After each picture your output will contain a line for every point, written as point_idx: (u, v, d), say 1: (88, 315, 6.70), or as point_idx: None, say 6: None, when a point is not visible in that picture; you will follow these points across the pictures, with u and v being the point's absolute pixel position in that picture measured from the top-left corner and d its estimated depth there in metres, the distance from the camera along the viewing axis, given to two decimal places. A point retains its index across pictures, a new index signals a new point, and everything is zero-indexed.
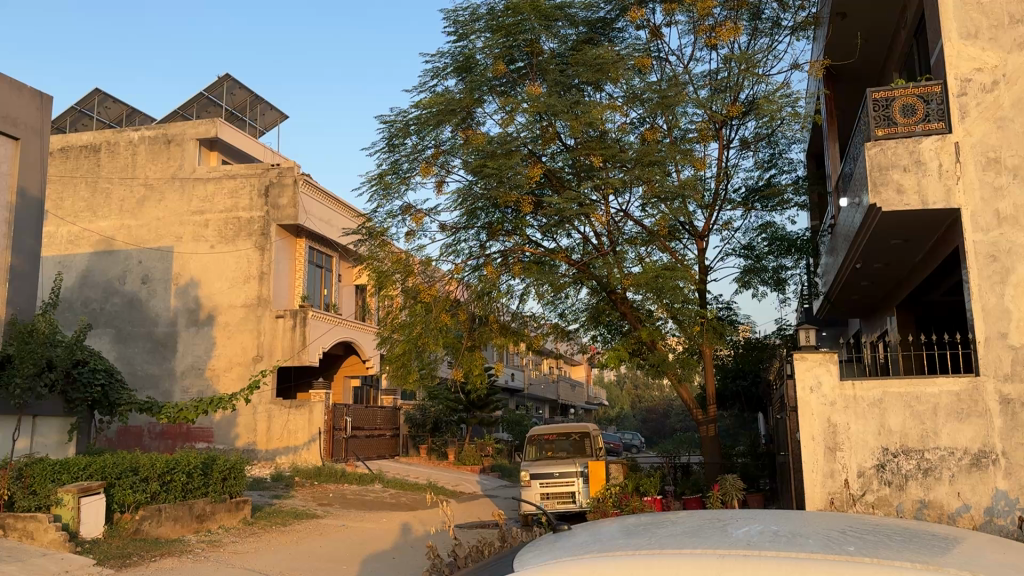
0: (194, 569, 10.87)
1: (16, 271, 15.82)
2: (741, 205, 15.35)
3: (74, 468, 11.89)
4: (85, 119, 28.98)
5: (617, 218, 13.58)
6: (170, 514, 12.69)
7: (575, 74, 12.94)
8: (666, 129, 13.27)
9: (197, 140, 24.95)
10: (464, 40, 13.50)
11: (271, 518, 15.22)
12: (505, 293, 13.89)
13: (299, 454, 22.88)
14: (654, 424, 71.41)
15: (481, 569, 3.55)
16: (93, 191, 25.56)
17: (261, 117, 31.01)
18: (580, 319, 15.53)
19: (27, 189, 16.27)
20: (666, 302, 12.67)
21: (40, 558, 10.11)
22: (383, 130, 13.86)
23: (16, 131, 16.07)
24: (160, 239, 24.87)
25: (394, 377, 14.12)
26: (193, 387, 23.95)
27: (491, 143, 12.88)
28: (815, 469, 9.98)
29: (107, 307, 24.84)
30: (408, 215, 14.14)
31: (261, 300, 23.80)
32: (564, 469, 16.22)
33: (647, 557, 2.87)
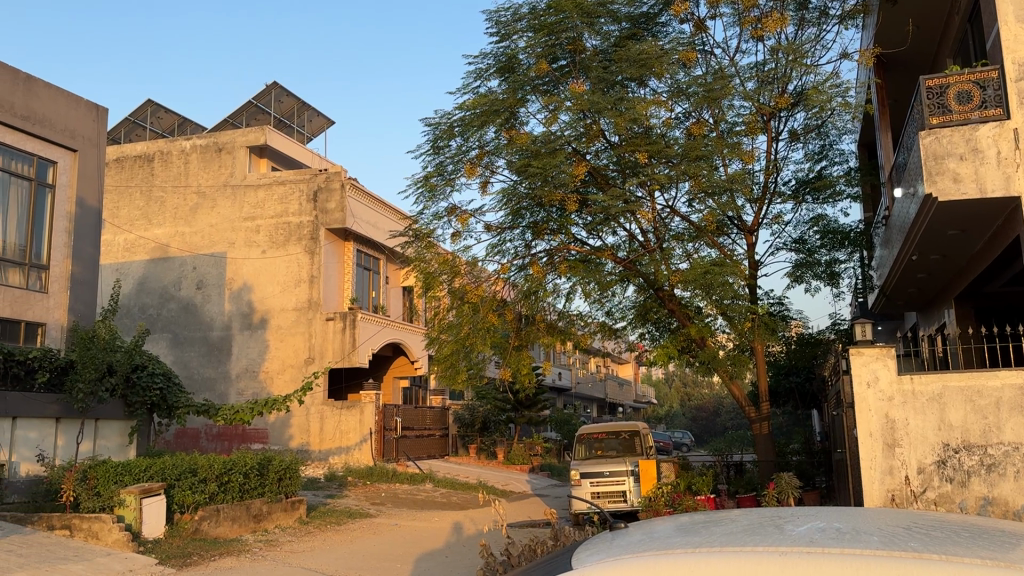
0: (253, 568, 11.06)
1: (77, 280, 16.36)
2: (791, 198, 15.12)
3: (136, 470, 12.23)
4: (139, 129, 29.79)
5: (664, 214, 13.46)
6: (228, 514, 12.97)
7: (619, 70, 12.84)
8: (713, 123, 13.14)
9: (247, 148, 25.47)
10: (506, 41, 13.54)
11: (326, 518, 15.43)
12: (551, 292, 13.87)
13: (352, 454, 23.17)
14: (704, 422, 70.70)
15: (537, 567, 3.54)
16: (147, 201, 26.22)
17: (309, 124, 31.42)
18: (627, 317, 15.48)
19: (86, 199, 16.77)
20: (715, 299, 12.56)
21: (105, 558, 10.38)
22: (428, 133, 13.93)
23: (74, 143, 16.56)
24: (213, 245, 25.41)
25: (443, 378, 14.23)
26: (248, 389, 24.41)
27: (535, 143, 12.84)
28: (873, 466, 9.79)
29: (164, 312, 25.49)
30: (454, 215, 14.20)
31: (312, 303, 24.17)
32: (615, 468, 16.12)
33: (708, 556, 2.84)
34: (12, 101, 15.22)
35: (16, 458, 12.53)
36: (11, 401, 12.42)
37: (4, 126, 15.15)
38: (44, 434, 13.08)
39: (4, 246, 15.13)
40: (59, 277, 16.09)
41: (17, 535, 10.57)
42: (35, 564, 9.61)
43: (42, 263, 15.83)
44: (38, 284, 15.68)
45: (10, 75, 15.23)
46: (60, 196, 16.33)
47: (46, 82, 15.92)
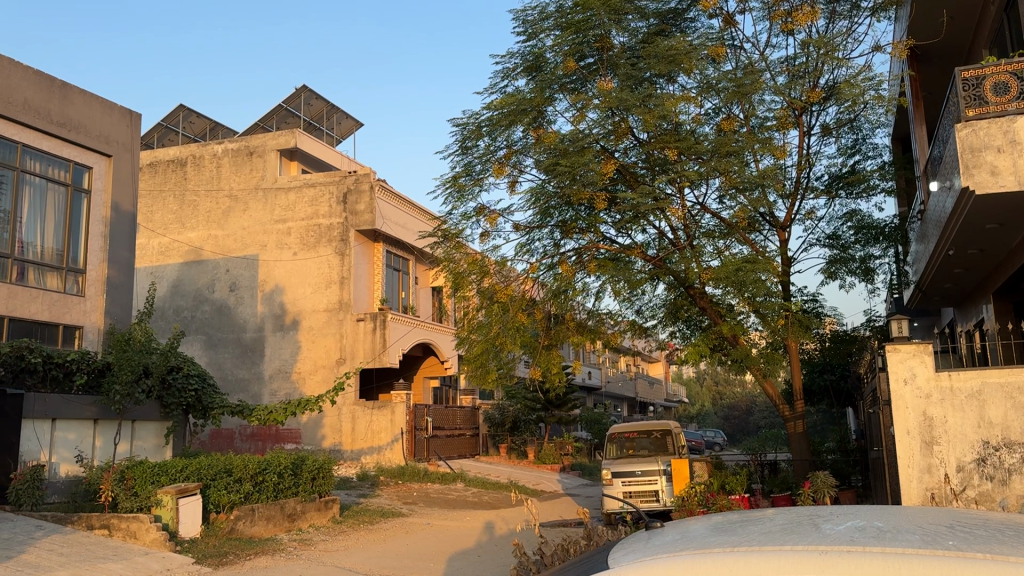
0: (288, 567, 11.16)
1: (113, 283, 16.62)
2: (824, 193, 14.94)
3: (172, 470, 12.38)
4: (171, 134, 30.21)
5: (694, 211, 13.35)
6: (263, 514, 13.11)
7: (646, 67, 12.76)
8: (743, 119, 13.02)
9: (277, 151, 25.72)
10: (533, 40, 13.52)
11: (359, 517, 15.52)
12: (581, 291, 13.81)
13: (383, 454, 23.30)
14: (736, 421, 70.11)
15: (571, 567, 3.52)
16: (180, 205, 26.56)
17: (338, 126, 31.63)
18: (657, 315, 15.39)
19: (120, 203, 17.03)
20: (748, 296, 12.42)
21: (143, 557, 10.53)
22: (456, 133, 13.95)
23: (109, 149, 16.81)
24: (245, 248, 25.68)
25: (473, 377, 14.25)
26: (281, 390, 24.63)
27: (563, 141, 12.78)
28: (911, 464, 9.62)
29: (198, 314, 25.82)
30: (482, 215, 14.21)
31: (342, 304, 24.34)
32: (647, 467, 16.03)
33: (745, 555, 2.80)
34: (48, 109, 15.54)
35: (55, 459, 12.72)
36: (50, 402, 12.60)
37: (40, 133, 15.46)
38: (82, 435, 13.26)
39: (42, 250, 15.43)
40: (95, 280, 16.36)
41: (58, 534, 10.78)
42: (76, 563, 9.78)
43: (79, 267, 16.11)
44: (75, 288, 15.96)
45: (46, 83, 15.56)
46: (96, 201, 16.60)
47: (81, 89, 16.20)
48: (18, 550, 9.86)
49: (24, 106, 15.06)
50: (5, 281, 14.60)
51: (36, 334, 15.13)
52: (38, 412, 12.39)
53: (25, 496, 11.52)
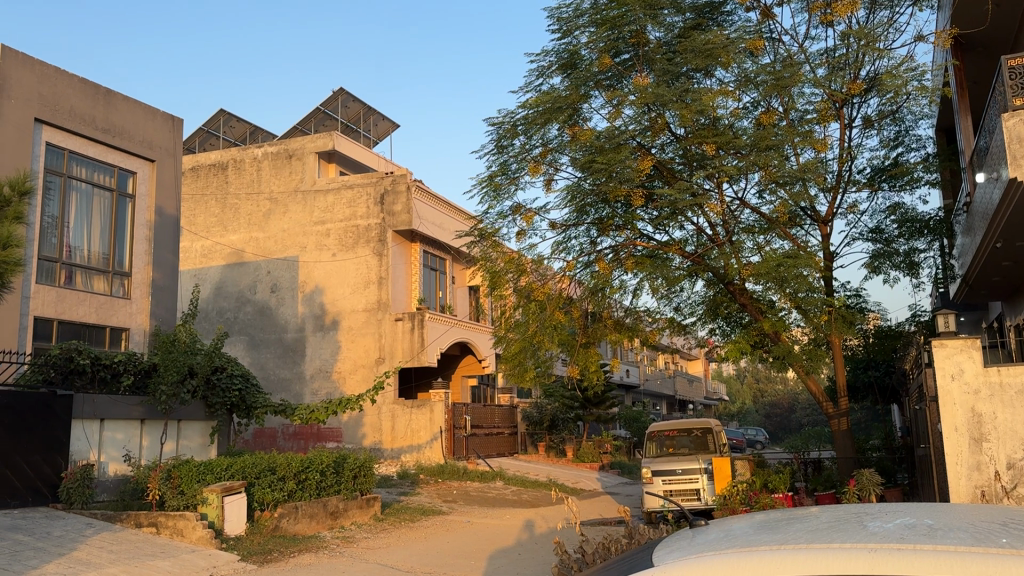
0: (330, 564, 11.28)
1: (158, 286, 16.96)
2: (866, 185, 14.69)
3: (217, 469, 12.59)
4: (213, 139, 30.72)
5: (733, 207, 13.22)
6: (306, 512, 13.28)
7: (683, 61, 12.65)
8: (783, 112, 12.84)
9: (316, 153, 26.01)
10: (568, 37, 13.50)
11: (400, 515, 15.66)
12: (618, 288, 13.74)
13: (423, 452, 23.46)
14: (778, 419, 69.28)
15: (614, 564, 3.51)
16: (222, 208, 27.00)
17: (375, 128, 31.91)
18: (697, 312, 15.29)
19: (164, 207, 17.36)
20: (789, 292, 12.28)
21: (190, 554, 10.74)
22: (492, 132, 13.97)
23: (152, 153, 17.14)
24: (285, 249, 26.02)
25: (511, 376, 14.27)
26: (322, 389, 24.92)
27: (598, 138, 12.74)
28: (959, 461, 9.40)
29: (241, 315, 26.24)
30: (518, 214, 14.22)
31: (381, 304, 24.54)
32: (687, 465, 15.96)
33: (793, 553, 2.77)
34: (93, 115, 15.91)
35: (104, 458, 13.00)
36: (98, 403, 12.86)
37: (86, 139, 15.83)
38: (129, 435, 13.53)
39: (89, 254, 15.79)
40: (140, 283, 16.70)
41: (107, 532, 11.04)
42: (125, 560, 10.00)
43: (124, 270, 16.45)
44: (121, 290, 16.32)
45: (91, 90, 15.93)
46: (140, 205, 16.95)
47: (125, 96, 16.55)
48: (69, 547, 10.12)
49: (69, 114, 15.45)
50: (53, 285, 14.97)
51: (84, 336, 15.53)
52: (87, 413, 12.67)
53: (76, 494, 11.92)
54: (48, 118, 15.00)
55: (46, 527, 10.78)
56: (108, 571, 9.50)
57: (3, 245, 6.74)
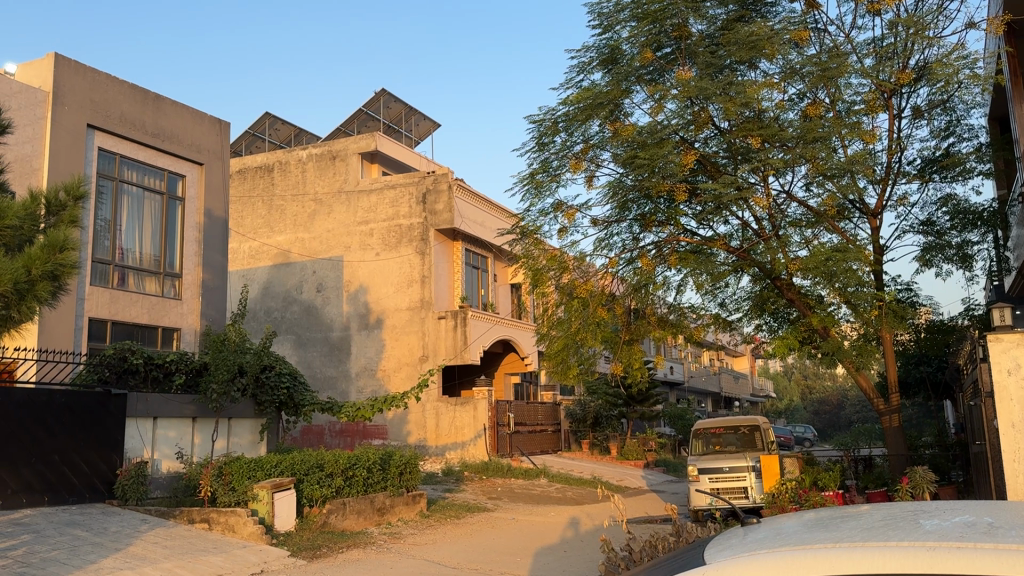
0: (378, 560, 11.40)
1: (208, 287, 17.32)
2: (917, 177, 14.37)
3: (267, 466, 12.83)
4: (258, 141, 31.25)
5: (780, 200, 13.05)
6: (353, 508, 13.45)
7: (727, 54, 12.53)
8: (829, 103, 12.64)
9: (359, 154, 26.31)
10: (609, 32, 13.43)
11: (446, 511, 15.77)
12: (661, 284, 13.66)
13: (467, 449, 23.62)
14: (827, 416, 68.18)
15: (665, 562, 3.50)
16: (269, 209, 27.43)
17: (416, 128, 32.14)
18: (742, 308, 15.10)
19: (213, 209, 17.71)
20: (838, 287, 12.09)
21: (242, 549, 10.96)
22: (533, 130, 13.97)
23: (200, 157, 17.50)
24: (330, 249, 26.35)
25: (554, 373, 14.26)
26: (367, 387, 25.19)
27: (640, 133, 12.67)
28: (1017, 458, 9.16)
29: (288, 315, 26.65)
30: (560, 211, 14.21)
31: (424, 302, 24.72)
32: (734, 463, 15.79)
33: (850, 551, 2.74)
34: (143, 120, 16.29)
35: (157, 456, 13.29)
36: (151, 401, 13.17)
37: (137, 143, 16.22)
38: (182, 432, 13.76)
39: (141, 256, 16.18)
40: (191, 284, 17.07)
41: (161, 528, 11.31)
42: (179, 555, 10.23)
43: (175, 271, 16.84)
44: (173, 291, 16.72)
45: (141, 96, 16.31)
46: (190, 208, 17.33)
47: (173, 101, 16.92)
48: (125, 542, 10.39)
49: (120, 119, 15.83)
50: (107, 286, 15.36)
51: (138, 336, 15.93)
52: (140, 412, 12.96)
53: (131, 491, 12.25)
54: (100, 123, 15.40)
55: (103, 522, 11.10)
56: (163, 565, 9.74)
57: (61, 248, 6.89)
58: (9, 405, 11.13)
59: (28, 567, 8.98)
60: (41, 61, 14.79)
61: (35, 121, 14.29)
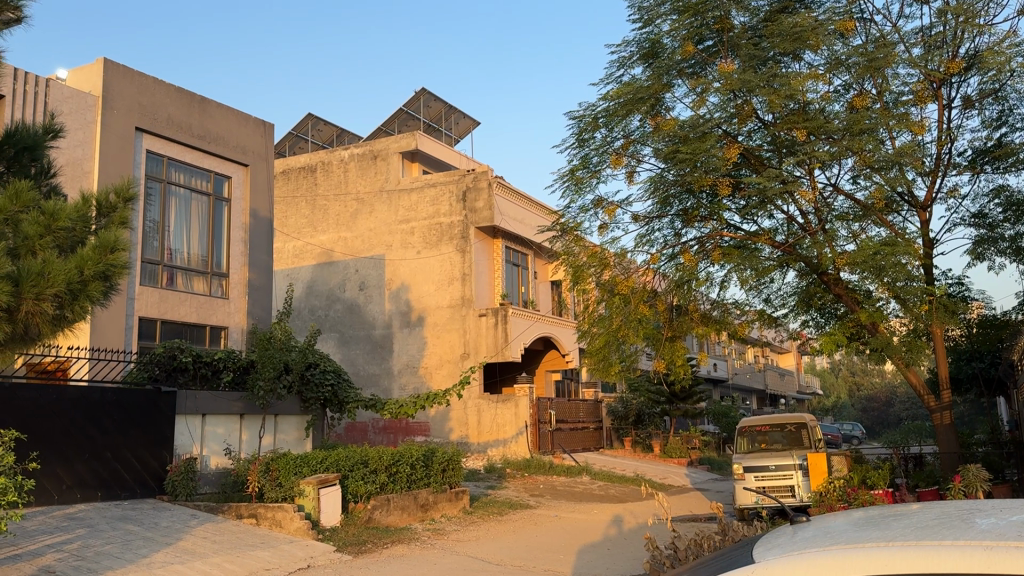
0: (423, 556, 11.49)
1: (254, 286, 17.63)
2: (968, 168, 14.03)
3: (313, 462, 13.04)
4: (301, 142, 31.68)
5: (826, 194, 12.84)
6: (398, 504, 13.57)
7: (770, 46, 12.35)
8: (877, 94, 12.41)
9: (399, 153, 26.52)
10: (650, 26, 13.32)
11: (489, 508, 15.84)
12: (704, 280, 13.56)
13: (509, 446, 23.68)
14: (876, 414, 66.88)
15: (712, 561, 3.47)
16: (312, 209, 27.78)
17: (456, 126, 32.26)
18: (788, 303, 14.88)
19: (258, 209, 18.02)
20: (886, 281, 11.85)
21: (289, 545, 11.13)
22: (573, 126, 13.91)
23: (245, 158, 17.80)
24: (372, 248, 26.60)
25: (595, 370, 14.21)
26: (410, 384, 25.40)
27: (682, 128, 12.55)
28: None
29: (331, 313, 26.98)
30: (600, 208, 14.16)
31: (465, 300, 24.83)
32: (780, 461, 15.61)
33: (902, 551, 2.69)
34: (189, 123, 16.61)
35: (206, 452, 13.57)
36: (201, 399, 13.45)
37: (184, 146, 16.55)
38: (230, 429, 14.06)
39: (189, 257, 16.50)
40: (237, 283, 17.39)
41: (210, 523, 11.53)
42: (228, 550, 10.43)
43: (222, 271, 17.16)
44: (220, 291, 17.04)
45: (187, 99, 16.63)
46: (235, 208, 17.65)
47: (218, 103, 17.23)
48: (176, 537, 10.63)
49: (167, 122, 16.15)
50: (156, 286, 15.69)
51: (187, 335, 16.27)
52: (189, 409, 13.24)
53: (180, 487, 12.45)
54: (148, 126, 15.74)
55: (154, 517, 11.37)
56: (211, 560, 9.93)
57: (111, 249, 7.07)
58: (62, 403, 11.45)
59: (82, 560, 9.24)
60: (91, 66, 15.16)
61: (86, 125, 14.65)
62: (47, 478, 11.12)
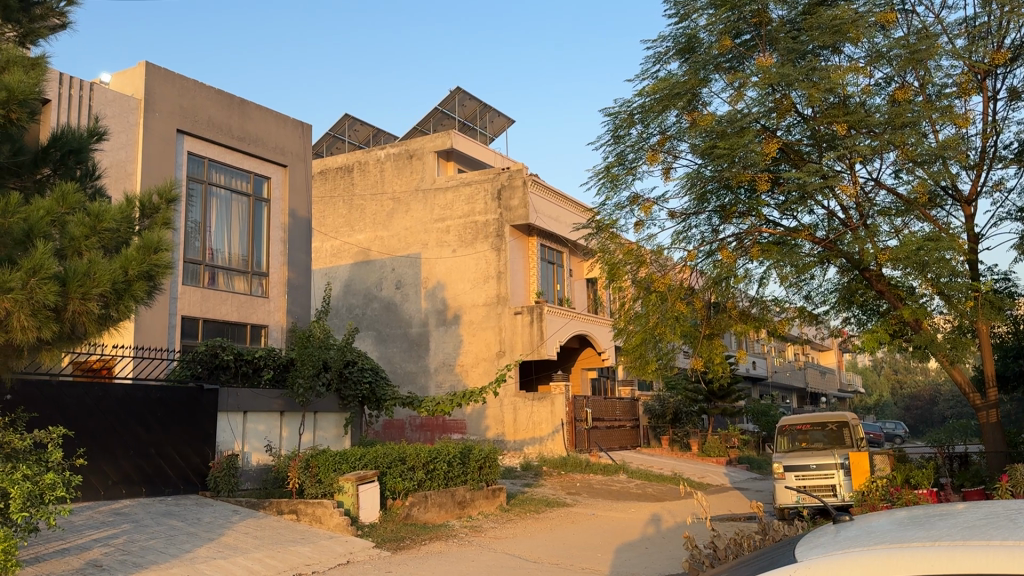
0: (460, 553, 11.55)
1: (293, 285, 17.86)
2: (1016, 161, 13.68)
3: (352, 458, 13.20)
4: (338, 143, 31.96)
5: (867, 188, 12.64)
6: (435, 501, 13.63)
7: (809, 39, 12.17)
8: (919, 87, 12.21)
9: (435, 153, 26.67)
10: (686, 21, 13.24)
11: (526, 506, 15.86)
12: (743, 277, 13.45)
13: (545, 444, 23.66)
14: (919, 413, 65.63)
15: (754, 560, 3.44)
16: (349, 209, 28.04)
17: (491, 125, 32.33)
18: (829, 301, 14.70)
19: (297, 210, 18.26)
20: (931, 277, 11.63)
21: (329, 540, 11.27)
22: (608, 123, 13.85)
23: (284, 159, 18.04)
24: (408, 247, 26.76)
25: (632, 368, 14.11)
26: (446, 382, 25.53)
27: (719, 123, 12.43)
28: None
29: (368, 311, 27.21)
30: (636, 205, 14.09)
31: (500, 298, 24.89)
32: (822, 460, 15.40)
33: (950, 550, 2.65)
34: (229, 125, 16.88)
35: (247, 449, 13.78)
36: (242, 396, 13.67)
37: (224, 147, 16.82)
38: (270, 426, 14.27)
39: (229, 257, 16.76)
40: (277, 282, 17.64)
41: (252, 519, 11.73)
42: (269, 545, 10.59)
43: (262, 271, 17.41)
44: (260, 290, 17.30)
45: (226, 101, 16.89)
46: (275, 209, 17.89)
47: (257, 105, 17.49)
48: (218, 533, 10.82)
49: (207, 124, 16.41)
50: (198, 286, 15.96)
51: (228, 334, 16.54)
52: (231, 406, 13.46)
53: (223, 483, 12.68)
54: (189, 128, 16.01)
55: (197, 512, 11.58)
56: (253, 555, 10.09)
57: (156, 249, 7.25)
58: (108, 401, 11.72)
59: (128, 554, 9.45)
60: (133, 70, 15.47)
61: (129, 128, 14.96)
62: (94, 474, 11.38)
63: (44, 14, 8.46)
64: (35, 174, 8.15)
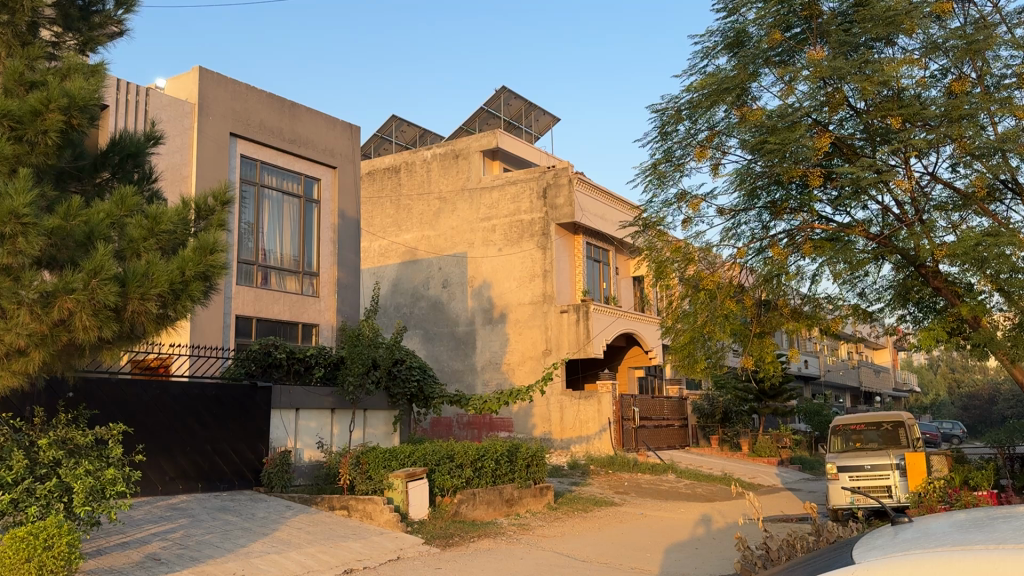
0: (508, 550, 11.59)
1: (343, 284, 18.12)
2: None
3: (401, 456, 13.36)
4: (385, 143, 32.29)
5: (923, 183, 12.35)
6: (483, 498, 13.69)
7: (861, 31, 11.95)
8: (977, 78, 11.90)
9: (480, 152, 26.79)
10: (735, 15, 13.07)
11: (575, 505, 15.85)
12: (794, 274, 13.27)
13: (592, 443, 23.63)
14: (978, 413, 64.08)
15: (807, 561, 3.41)
16: (396, 209, 28.31)
17: (536, 123, 32.35)
18: (884, 298, 14.41)
19: (346, 210, 18.52)
20: (989, 274, 11.34)
21: (379, 536, 11.42)
22: (655, 119, 13.75)
23: (333, 160, 18.31)
24: (455, 246, 26.93)
25: (680, 367, 13.99)
26: (493, 380, 25.65)
27: (770, 118, 12.24)
28: None
29: (416, 310, 27.45)
30: (684, 202, 13.97)
31: (547, 297, 24.89)
32: (876, 460, 15.12)
33: (1015, 551, 2.60)
34: (280, 127, 17.20)
35: (300, 445, 14.04)
36: (294, 394, 13.93)
37: (275, 150, 17.15)
38: (322, 423, 14.49)
39: (281, 257, 17.07)
40: (327, 282, 17.91)
41: (305, 514, 11.95)
42: (321, 540, 10.77)
43: (313, 271, 17.71)
44: (311, 289, 17.60)
45: (277, 104, 17.21)
46: (325, 209, 18.17)
47: (307, 108, 17.77)
48: (272, 528, 11.04)
49: (259, 127, 16.74)
50: (251, 286, 16.29)
51: (281, 332, 16.86)
52: (284, 403, 13.73)
53: (276, 479, 12.95)
54: (241, 131, 16.35)
55: (251, 508, 11.83)
56: (305, 550, 10.27)
57: (211, 249, 7.42)
58: (166, 398, 12.03)
59: (186, 548, 9.68)
60: (187, 75, 15.85)
61: (184, 132, 15.33)
62: (152, 469, 11.71)
63: (103, 22, 8.74)
64: (95, 178, 8.42)
